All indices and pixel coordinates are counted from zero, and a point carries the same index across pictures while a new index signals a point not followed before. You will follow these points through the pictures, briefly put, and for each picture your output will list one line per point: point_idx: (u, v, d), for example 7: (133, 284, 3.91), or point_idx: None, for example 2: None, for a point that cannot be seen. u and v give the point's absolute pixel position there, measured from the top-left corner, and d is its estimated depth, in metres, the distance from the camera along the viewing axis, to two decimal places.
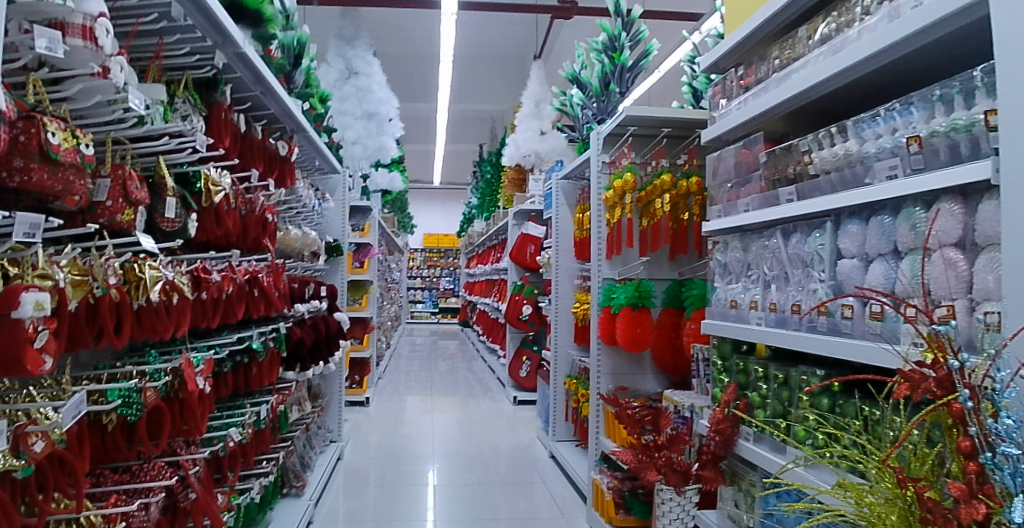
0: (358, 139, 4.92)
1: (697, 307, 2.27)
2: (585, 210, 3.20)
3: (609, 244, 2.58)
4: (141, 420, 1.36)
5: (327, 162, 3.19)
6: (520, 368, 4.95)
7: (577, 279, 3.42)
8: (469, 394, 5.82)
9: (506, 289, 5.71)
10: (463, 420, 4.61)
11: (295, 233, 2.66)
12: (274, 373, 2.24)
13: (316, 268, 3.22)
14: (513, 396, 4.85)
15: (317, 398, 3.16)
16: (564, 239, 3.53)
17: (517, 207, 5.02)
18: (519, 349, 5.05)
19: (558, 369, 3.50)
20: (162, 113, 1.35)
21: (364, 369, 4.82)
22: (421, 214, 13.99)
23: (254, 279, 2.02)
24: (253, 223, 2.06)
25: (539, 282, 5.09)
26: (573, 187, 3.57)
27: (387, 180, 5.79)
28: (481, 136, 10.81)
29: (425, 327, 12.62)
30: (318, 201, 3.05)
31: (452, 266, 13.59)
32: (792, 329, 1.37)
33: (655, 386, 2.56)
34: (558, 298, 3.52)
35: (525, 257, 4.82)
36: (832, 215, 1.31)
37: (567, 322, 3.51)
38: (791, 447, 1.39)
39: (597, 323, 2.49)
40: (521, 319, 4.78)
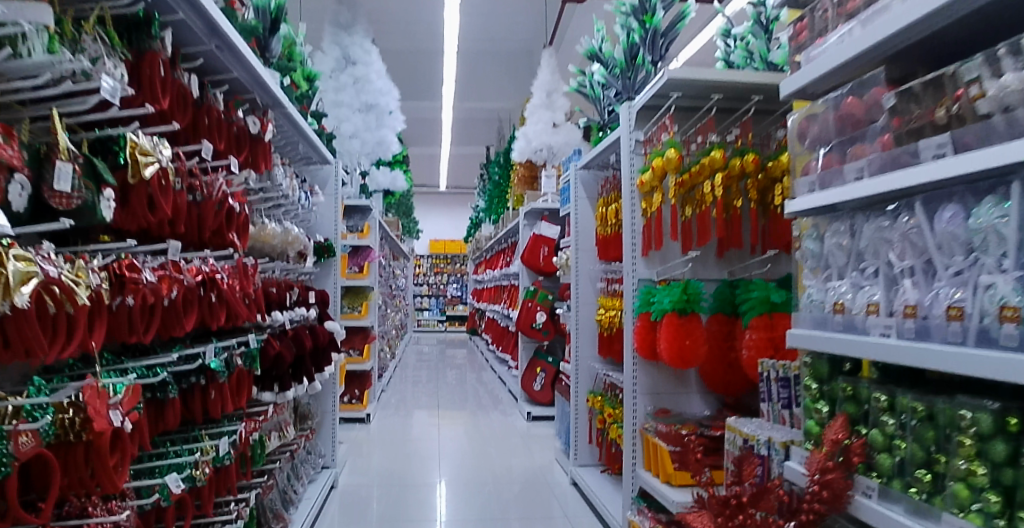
0: (355, 132, 4.56)
1: (760, 312, 1.86)
2: (612, 203, 2.77)
3: (647, 238, 2.11)
4: (11, 481, 0.92)
5: (313, 149, 2.79)
6: (535, 382, 4.50)
7: (600, 282, 2.99)
8: (478, 408, 5.38)
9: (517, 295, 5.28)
10: (474, 438, 4.15)
11: (272, 228, 2.25)
12: (242, 397, 1.81)
13: (302, 271, 2.80)
14: (527, 412, 4.39)
15: (304, 420, 2.72)
16: (585, 237, 3.09)
17: (528, 206, 4.59)
18: (533, 361, 4.60)
19: (580, 386, 3.05)
20: (48, 42, 0.95)
21: (364, 382, 4.41)
22: (427, 220, 13.60)
23: (210, 281, 1.61)
24: (208, 212, 1.66)
25: (553, 287, 4.65)
26: (595, 178, 3.14)
27: (389, 179, 5.41)
28: (489, 137, 10.42)
29: (432, 335, 12.21)
30: (303, 194, 2.65)
31: (460, 272, 13.17)
32: (942, 344, 0.95)
33: (702, 409, 2.13)
34: (579, 304, 3.08)
35: (538, 260, 4.39)
36: (1019, 172, 0.87)
37: (591, 333, 3.06)
38: (946, 515, 0.94)
39: (632, 332, 2.04)
40: (534, 328, 4.34)
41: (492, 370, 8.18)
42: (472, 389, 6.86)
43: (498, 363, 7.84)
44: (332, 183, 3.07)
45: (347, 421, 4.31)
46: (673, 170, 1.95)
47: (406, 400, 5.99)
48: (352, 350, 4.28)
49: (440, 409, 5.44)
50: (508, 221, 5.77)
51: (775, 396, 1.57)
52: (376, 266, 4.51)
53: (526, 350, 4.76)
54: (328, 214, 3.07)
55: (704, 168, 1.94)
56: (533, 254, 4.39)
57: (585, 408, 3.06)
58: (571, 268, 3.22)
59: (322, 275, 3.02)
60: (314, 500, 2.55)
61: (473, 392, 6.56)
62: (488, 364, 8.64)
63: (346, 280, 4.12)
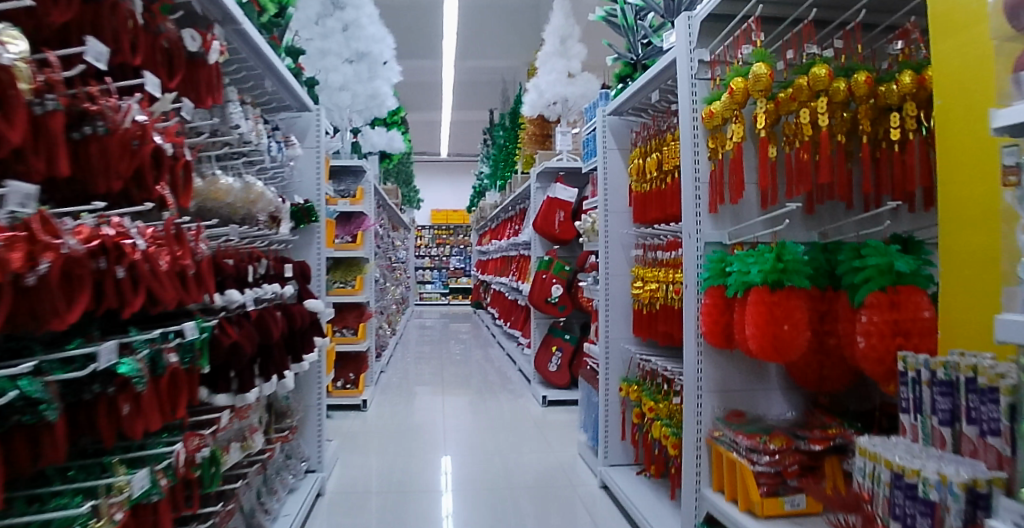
0: (344, 84, 3.88)
1: (880, 288, 1.37)
2: (655, 152, 2.24)
3: (715, 187, 1.60)
4: None
5: (285, 90, 2.25)
6: (549, 362, 4.04)
7: (637, 249, 2.48)
8: (486, 389, 4.95)
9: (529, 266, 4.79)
10: (484, 424, 3.72)
11: (229, 182, 1.71)
12: (180, 405, 1.38)
13: (278, 239, 2.30)
14: (542, 397, 3.94)
15: (281, 418, 2.26)
16: (616, 197, 2.57)
17: (540, 167, 4.04)
18: (548, 339, 4.14)
19: (611, 372, 2.58)
20: None
21: (362, 365, 3.96)
22: (429, 189, 13.02)
23: (114, 248, 1.09)
24: (117, 152, 1.12)
25: (569, 258, 4.15)
26: (627, 125, 2.61)
27: (386, 140, 4.86)
28: (492, 100, 9.76)
29: (435, 308, 11.80)
30: (273, 143, 2.13)
31: (463, 244, 12.67)
32: None
33: (783, 409, 1.66)
34: (610, 275, 2.58)
35: (553, 227, 3.87)
36: None
37: (625, 311, 2.57)
38: None
39: (702, 312, 1.55)
40: (549, 303, 3.86)
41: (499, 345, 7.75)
42: (479, 366, 6.44)
43: (505, 339, 7.41)
44: (311, 133, 2.51)
45: (342, 408, 3.86)
46: (761, 93, 1.43)
47: (409, 380, 5.56)
48: (347, 330, 3.83)
49: (446, 389, 5.01)
50: (516, 185, 5.23)
51: (928, 407, 1.11)
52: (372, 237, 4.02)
53: (539, 327, 4.29)
54: (307, 169, 2.51)
55: (803, 91, 1.42)
56: (546, 219, 3.88)
57: (616, 398, 2.60)
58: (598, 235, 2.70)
59: (300, 243, 2.50)
60: (293, 516, 2.09)
61: (480, 370, 6.14)
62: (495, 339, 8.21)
63: (336, 252, 3.61)
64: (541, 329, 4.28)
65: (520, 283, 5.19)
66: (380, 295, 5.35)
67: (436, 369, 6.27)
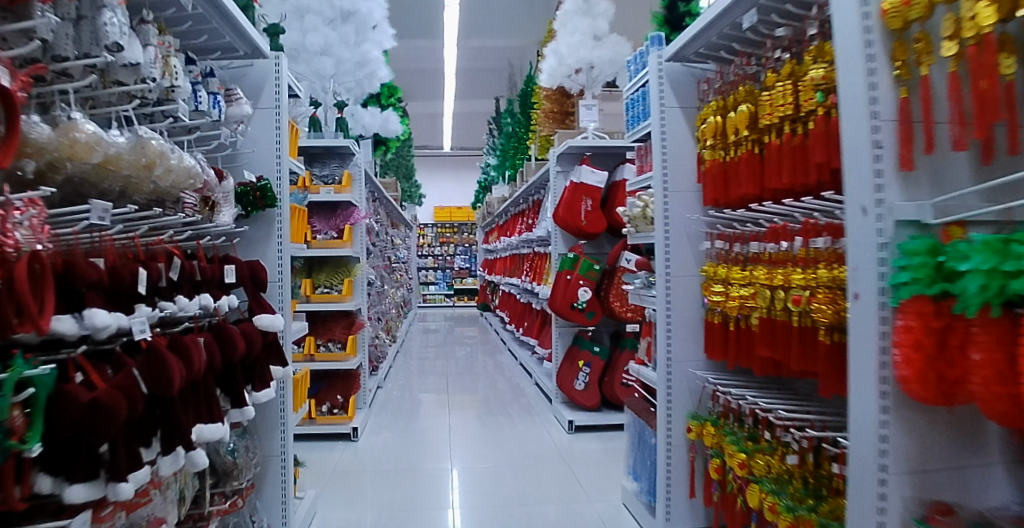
0: (327, 48, 3.22)
1: None
2: (746, 103, 1.59)
3: (909, 133, 0.93)
4: None
5: (228, 25, 1.59)
6: (576, 379, 3.38)
7: (712, 240, 1.82)
8: (499, 407, 4.28)
9: (547, 264, 4.13)
10: (501, 456, 3.02)
11: (109, 138, 1.05)
12: None
13: (225, 232, 1.65)
14: (569, 422, 3.25)
15: (227, 480, 1.61)
16: (679, 172, 1.90)
17: (561, 147, 3.36)
18: (575, 353, 3.46)
19: (675, 407, 1.91)
20: None
21: (352, 385, 3.30)
22: (431, 185, 12.34)
23: None
24: None
25: (597, 254, 3.49)
26: (692, 74, 1.93)
27: (380, 121, 4.19)
28: (499, 87, 9.07)
29: (440, 310, 11.15)
30: (200, 91, 1.47)
31: (468, 242, 12.01)
32: None
33: (1010, 499, 1.01)
34: (672, 277, 1.89)
35: (579, 218, 3.21)
36: None
37: (692, 324, 1.91)
38: None
39: (909, 345, 0.89)
40: (574, 309, 3.19)
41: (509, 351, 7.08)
42: (488, 377, 5.77)
43: (516, 344, 6.75)
44: (266, 89, 1.84)
45: (329, 437, 3.19)
46: None
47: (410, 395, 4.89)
48: (332, 345, 3.15)
49: (453, 406, 4.34)
50: (530, 173, 4.57)
51: None
52: (362, 232, 3.36)
53: (561, 337, 3.61)
54: (259, 137, 1.83)
55: None
56: (570, 209, 3.21)
57: (682, 441, 1.93)
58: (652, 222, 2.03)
59: (248, 237, 1.82)
60: None
61: (490, 381, 5.47)
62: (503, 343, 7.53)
63: (318, 250, 2.95)
64: (565, 340, 3.60)
65: (536, 285, 4.51)
66: (376, 299, 4.67)
67: (441, 380, 5.61)
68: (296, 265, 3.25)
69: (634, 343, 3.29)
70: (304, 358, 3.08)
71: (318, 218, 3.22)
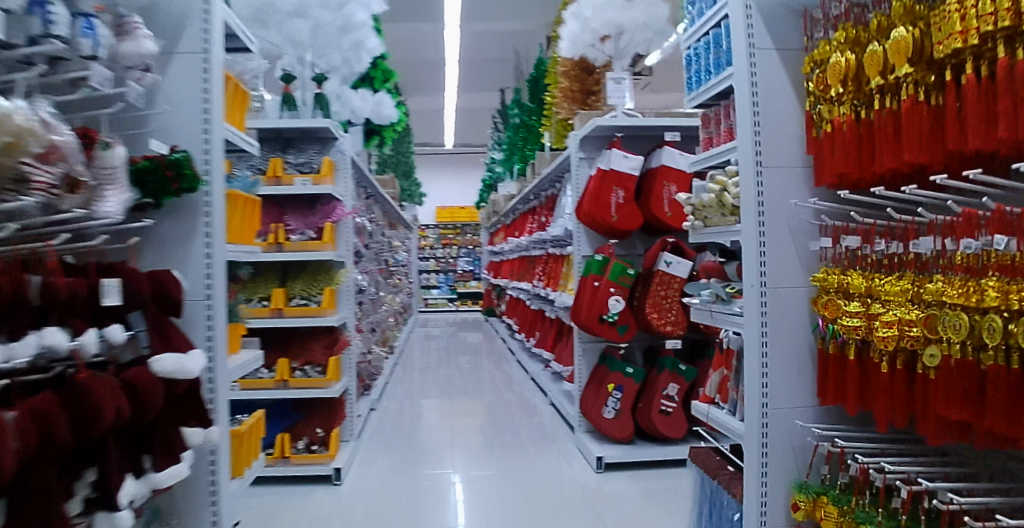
0: (302, 7, 2.66)
1: None
2: (907, 25, 1.02)
3: None
4: None
5: None
6: (604, 407, 2.72)
7: (837, 233, 1.25)
8: (510, 433, 3.69)
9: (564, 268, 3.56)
10: (520, 501, 2.41)
11: None
12: None
13: (120, 225, 1.09)
14: (599, 460, 2.63)
15: None
16: (776, 139, 1.34)
17: (585, 129, 2.81)
18: (603, 373, 2.79)
19: (772, 471, 1.34)
20: None
21: (335, 416, 2.71)
22: (433, 184, 11.78)
23: None
24: None
25: (628, 256, 2.92)
26: (790, 5, 1.38)
27: (372, 104, 3.63)
28: (504, 78, 8.51)
29: (442, 316, 10.56)
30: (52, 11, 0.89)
31: (471, 244, 11.44)
32: None
33: None
34: (770, 286, 1.33)
35: (609, 213, 2.65)
36: None
37: (797, 354, 1.35)
38: None
39: None
40: (604, 323, 2.62)
41: (517, 361, 6.51)
42: (495, 392, 5.19)
43: (525, 354, 6.17)
44: (191, 24, 1.29)
45: (304, 480, 2.60)
46: None
47: (408, 415, 4.32)
48: (310, 369, 2.58)
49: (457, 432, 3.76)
50: (544, 164, 4.01)
51: None
52: (347, 231, 2.80)
53: (585, 355, 2.93)
54: (180, 92, 1.28)
55: None
56: (598, 201, 2.65)
57: (784, 520, 1.35)
58: (732, 211, 1.47)
59: (160, 235, 1.26)
60: None
61: (498, 398, 4.90)
62: (510, 352, 6.95)
63: (288, 254, 2.40)
64: (588, 358, 2.92)
65: (551, 292, 3.94)
66: (370, 309, 4.11)
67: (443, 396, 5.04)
68: (267, 271, 2.68)
69: (675, 363, 2.69)
70: (275, 385, 2.50)
71: (291, 213, 2.66)
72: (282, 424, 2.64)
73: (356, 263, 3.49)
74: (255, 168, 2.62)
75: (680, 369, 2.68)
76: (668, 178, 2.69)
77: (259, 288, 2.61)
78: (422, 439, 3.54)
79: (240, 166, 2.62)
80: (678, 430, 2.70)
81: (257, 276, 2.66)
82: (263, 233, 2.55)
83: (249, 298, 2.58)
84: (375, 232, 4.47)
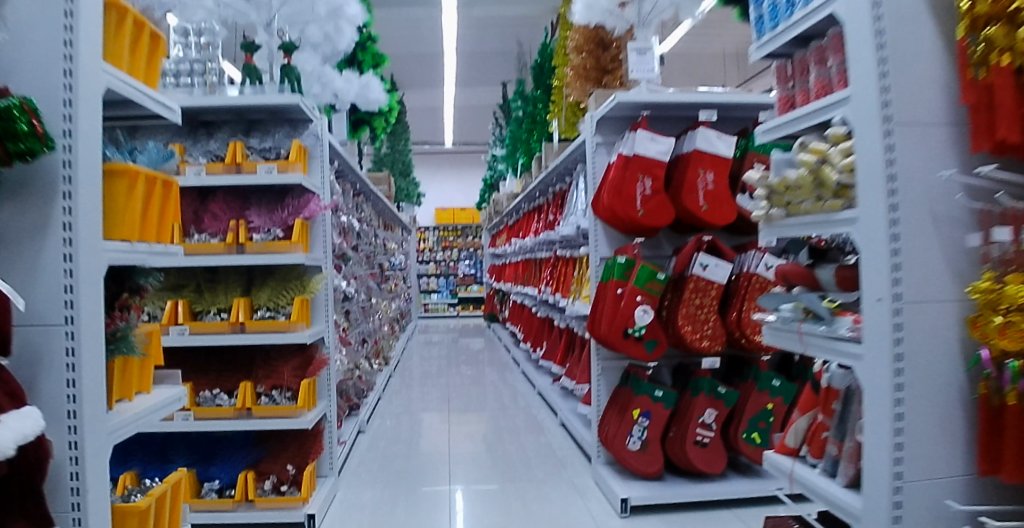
0: None
1: None
2: None
3: None
4: None
5: None
6: (628, 437, 2.27)
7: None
8: (517, 458, 3.23)
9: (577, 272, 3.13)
10: None
11: None
12: None
13: None
14: (624, 502, 2.17)
15: None
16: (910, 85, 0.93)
17: (603, 109, 2.39)
18: (626, 397, 2.33)
19: None
20: None
21: (310, 448, 2.24)
22: (432, 185, 11.36)
23: None
24: None
25: (654, 257, 2.50)
26: None
27: (358, 87, 3.26)
28: (505, 72, 8.09)
29: (443, 322, 10.11)
30: None
31: (472, 246, 11.01)
32: None
33: None
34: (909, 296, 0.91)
35: (633, 205, 2.22)
36: None
37: (942, 394, 0.92)
38: None
39: None
40: (630, 338, 2.17)
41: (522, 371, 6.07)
42: (498, 406, 4.74)
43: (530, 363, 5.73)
44: None
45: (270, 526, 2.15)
46: None
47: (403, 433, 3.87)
48: (278, 394, 2.11)
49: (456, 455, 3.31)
50: (552, 156, 3.60)
51: None
52: (324, 228, 2.38)
53: (606, 375, 2.47)
54: (32, 16, 0.86)
55: None
56: (619, 193, 2.23)
57: None
58: (847, 191, 1.05)
59: (2, 228, 0.85)
60: None
61: (503, 412, 4.45)
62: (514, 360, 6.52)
63: (253, 257, 2.00)
64: (608, 378, 2.47)
65: (561, 299, 3.51)
66: (359, 319, 3.67)
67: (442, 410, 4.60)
68: (229, 276, 2.26)
69: (713, 385, 2.26)
70: (234, 414, 2.06)
71: (257, 207, 2.20)
72: (245, 460, 2.15)
73: (340, 267, 3.06)
74: (213, 157, 2.21)
75: (718, 392, 2.25)
76: (699, 166, 2.29)
77: (218, 298, 2.18)
78: (416, 464, 3.10)
79: (196, 152, 2.19)
80: (716, 465, 2.26)
81: (218, 283, 2.24)
82: (222, 231, 2.12)
83: (207, 310, 2.16)
84: (366, 234, 4.04)
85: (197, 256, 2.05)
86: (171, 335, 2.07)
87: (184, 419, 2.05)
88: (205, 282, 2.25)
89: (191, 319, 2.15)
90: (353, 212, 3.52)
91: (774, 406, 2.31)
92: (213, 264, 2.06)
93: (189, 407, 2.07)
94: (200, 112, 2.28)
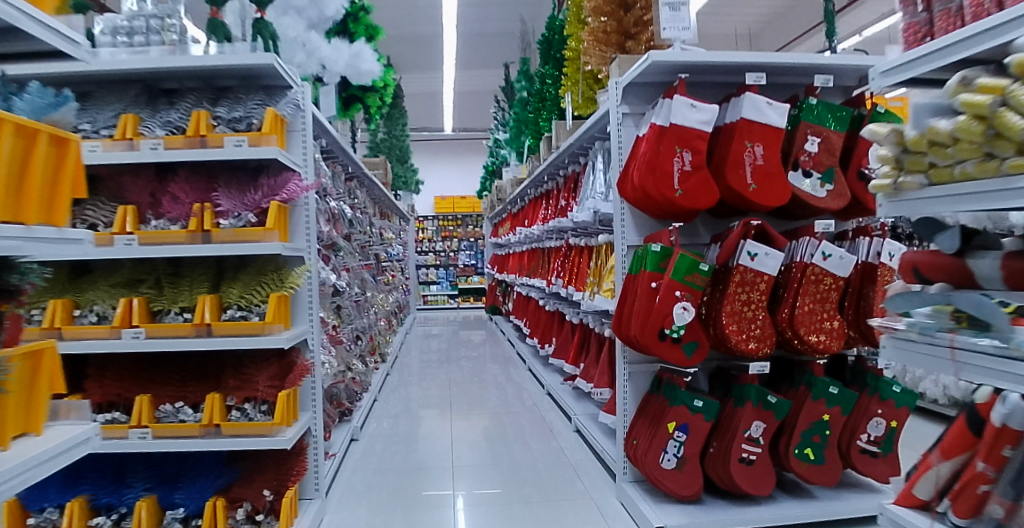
0: None
1: None
2: None
3: None
4: None
5: None
6: (663, 452, 1.94)
7: None
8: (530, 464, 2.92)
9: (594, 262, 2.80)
10: None
11: None
12: None
13: None
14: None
15: None
16: None
17: (631, 71, 2.04)
18: (659, 407, 2.01)
19: None
20: None
21: (291, 470, 1.91)
22: (431, 173, 10.98)
23: None
24: None
25: (690, 245, 2.17)
26: None
27: (348, 56, 2.87)
28: (507, 53, 7.68)
29: (443, 314, 9.80)
30: None
31: (473, 236, 10.65)
32: None
33: None
34: None
35: (670, 184, 1.88)
36: None
37: None
38: None
39: None
40: (667, 340, 1.83)
41: (527, 366, 5.75)
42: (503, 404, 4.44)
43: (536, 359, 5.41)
44: None
45: None
46: None
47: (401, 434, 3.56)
48: (251, 408, 1.78)
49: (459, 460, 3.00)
50: (565, 135, 3.25)
51: None
52: (306, 212, 2.03)
53: (634, 381, 2.14)
54: None
55: None
56: (653, 169, 1.90)
57: None
58: None
59: None
60: None
61: (509, 411, 4.14)
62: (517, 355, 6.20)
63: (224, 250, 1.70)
64: (637, 384, 2.14)
65: (575, 293, 3.17)
66: (353, 316, 3.34)
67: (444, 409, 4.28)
68: (196, 267, 1.92)
69: (761, 392, 1.95)
70: (201, 432, 1.73)
71: (225, 186, 1.84)
72: (215, 484, 1.80)
73: (329, 259, 2.72)
74: (173, 128, 1.86)
75: (768, 402, 1.94)
76: (744, 139, 1.96)
77: (180, 295, 1.85)
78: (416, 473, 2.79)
79: (152, 123, 1.84)
80: (765, 485, 1.94)
81: (182, 276, 1.90)
82: (184, 217, 1.78)
83: (167, 309, 1.83)
84: (361, 222, 3.70)
85: (152, 246, 1.72)
86: (126, 338, 1.73)
87: (141, 437, 1.72)
88: (167, 275, 1.91)
89: (148, 320, 1.81)
90: (344, 196, 3.17)
91: (830, 417, 1.99)
92: (172, 254, 1.72)
93: (145, 423, 1.74)
94: (158, 76, 1.92)
